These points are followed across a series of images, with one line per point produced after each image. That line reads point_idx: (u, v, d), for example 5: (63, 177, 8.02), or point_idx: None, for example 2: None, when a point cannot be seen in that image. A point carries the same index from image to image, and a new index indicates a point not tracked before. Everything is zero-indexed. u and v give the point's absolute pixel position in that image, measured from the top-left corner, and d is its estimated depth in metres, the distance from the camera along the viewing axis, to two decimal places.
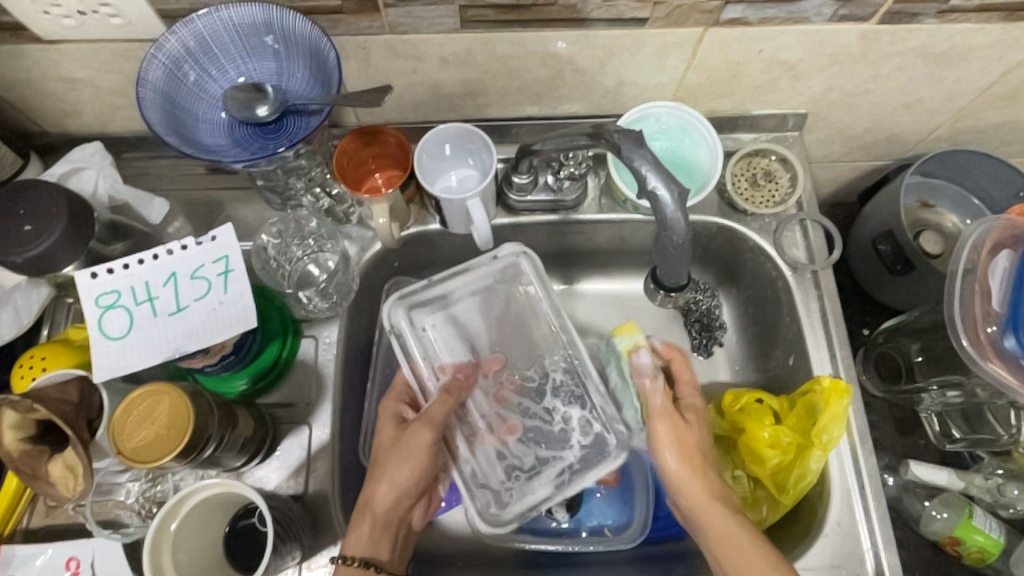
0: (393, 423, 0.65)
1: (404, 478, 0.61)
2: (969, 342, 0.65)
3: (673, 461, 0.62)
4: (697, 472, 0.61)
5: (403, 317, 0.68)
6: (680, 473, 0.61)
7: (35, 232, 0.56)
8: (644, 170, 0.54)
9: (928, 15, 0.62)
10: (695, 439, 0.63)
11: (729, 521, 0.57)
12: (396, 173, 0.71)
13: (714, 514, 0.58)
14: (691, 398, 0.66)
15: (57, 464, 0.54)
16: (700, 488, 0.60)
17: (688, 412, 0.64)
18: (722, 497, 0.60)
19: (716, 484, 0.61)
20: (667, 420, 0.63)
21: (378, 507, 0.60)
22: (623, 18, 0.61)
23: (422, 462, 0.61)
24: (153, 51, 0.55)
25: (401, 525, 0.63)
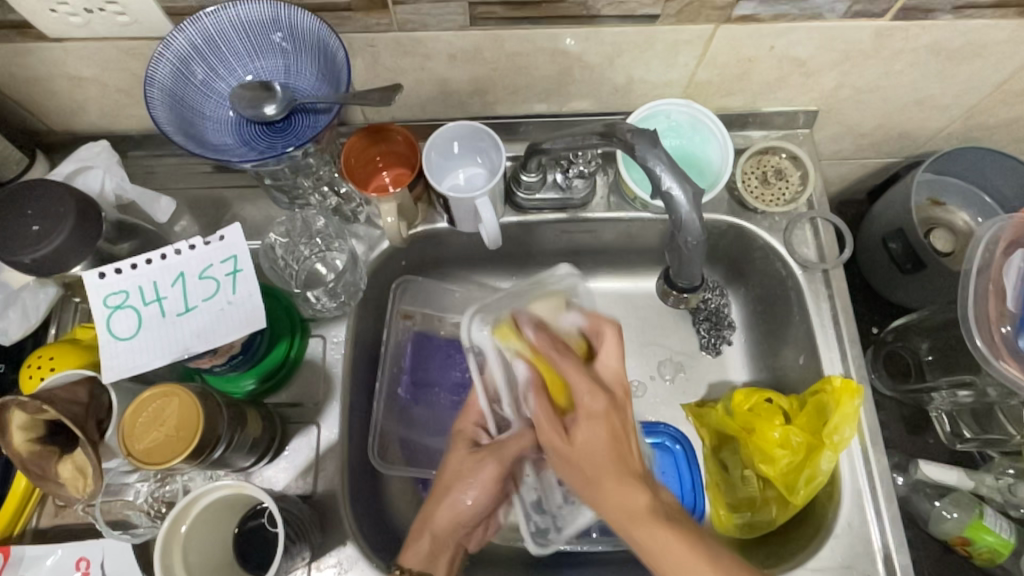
0: (466, 445, 0.64)
1: (465, 508, 0.61)
2: (983, 342, 0.64)
3: (582, 483, 0.55)
4: (601, 485, 0.54)
5: (483, 337, 0.62)
6: (588, 482, 0.55)
7: (43, 232, 0.55)
8: (658, 171, 0.53)
9: (943, 12, 0.61)
10: (601, 449, 0.54)
11: (625, 485, 0.53)
12: (404, 172, 0.69)
13: (633, 535, 0.53)
14: (586, 397, 0.54)
15: (66, 465, 0.55)
16: (615, 503, 0.54)
17: (580, 416, 0.54)
18: (632, 504, 0.53)
19: (622, 488, 0.53)
20: (554, 434, 0.55)
21: (438, 528, 0.61)
22: (634, 15, 0.60)
23: (487, 494, 0.62)
24: (161, 49, 0.54)
25: (458, 545, 0.63)
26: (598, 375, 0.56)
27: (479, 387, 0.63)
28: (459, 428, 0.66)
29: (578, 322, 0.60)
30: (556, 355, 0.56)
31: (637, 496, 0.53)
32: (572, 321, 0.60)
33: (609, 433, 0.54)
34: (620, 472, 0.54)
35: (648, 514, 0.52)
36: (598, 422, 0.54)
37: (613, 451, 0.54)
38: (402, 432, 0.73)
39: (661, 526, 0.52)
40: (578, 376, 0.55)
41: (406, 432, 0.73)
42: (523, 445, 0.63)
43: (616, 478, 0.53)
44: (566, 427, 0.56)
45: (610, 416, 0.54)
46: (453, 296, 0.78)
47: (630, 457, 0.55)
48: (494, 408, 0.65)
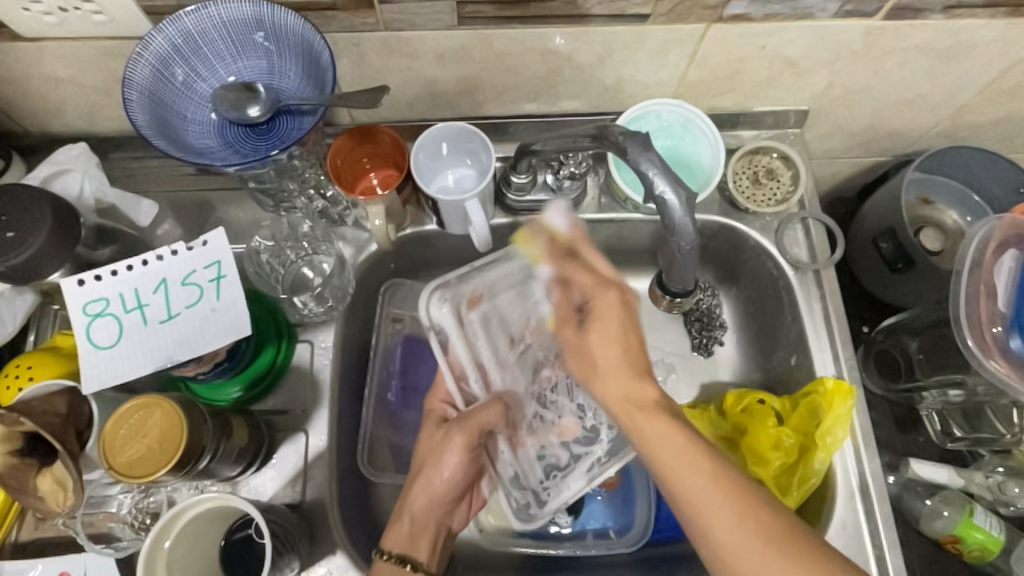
0: (436, 422, 0.63)
1: (440, 485, 0.60)
2: (973, 341, 0.64)
3: (587, 372, 0.52)
4: (610, 379, 0.49)
5: (444, 313, 0.63)
6: (597, 373, 0.50)
7: (18, 238, 0.54)
8: (651, 174, 0.52)
9: (934, 11, 0.61)
10: (610, 354, 0.50)
11: (637, 397, 0.48)
12: (392, 172, 0.68)
13: (639, 426, 0.47)
14: (597, 296, 0.52)
15: (45, 478, 0.54)
16: (621, 395, 0.49)
17: (593, 313, 0.51)
18: (641, 397, 0.48)
19: (633, 382, 0.49)
20: (569, 329, 0.53)
21: (417, 509, 0.60)
22: (624, 14, 0.59)
23: (461, 468, 0.60)
24: (139, 49, 0.52)
25: (441, 525, 0.62)
26: (601, 273, 0.53)
27: (445, 367, 0.63)
28: (428, 407, 0.65)
29: (563, 224, 0.57)
30: (563, 264, 0.55)
31: (647, 390, 0.49)
32: (558, 220, 0.57)
33: (621, 343, 0.50)
34: (632, 365, 0.49)
35: (649, 412, 0.47)
36: (610, 316, 0.50)
37: (626, 351, 0.50)
38: (392, 437, 0.72)
39: (666, 423, 0.46)
40: (593, 254, 0.55)
41: (396, 438, 0.72)
42: (494, 414, 0.61)
43: (624, 368, 0.49)
44: (579, 321, 0.53)
45: (617, 312, 0.50)
46: None
47: (643, 358, 0.50)
48: (461, 385, 0.63)
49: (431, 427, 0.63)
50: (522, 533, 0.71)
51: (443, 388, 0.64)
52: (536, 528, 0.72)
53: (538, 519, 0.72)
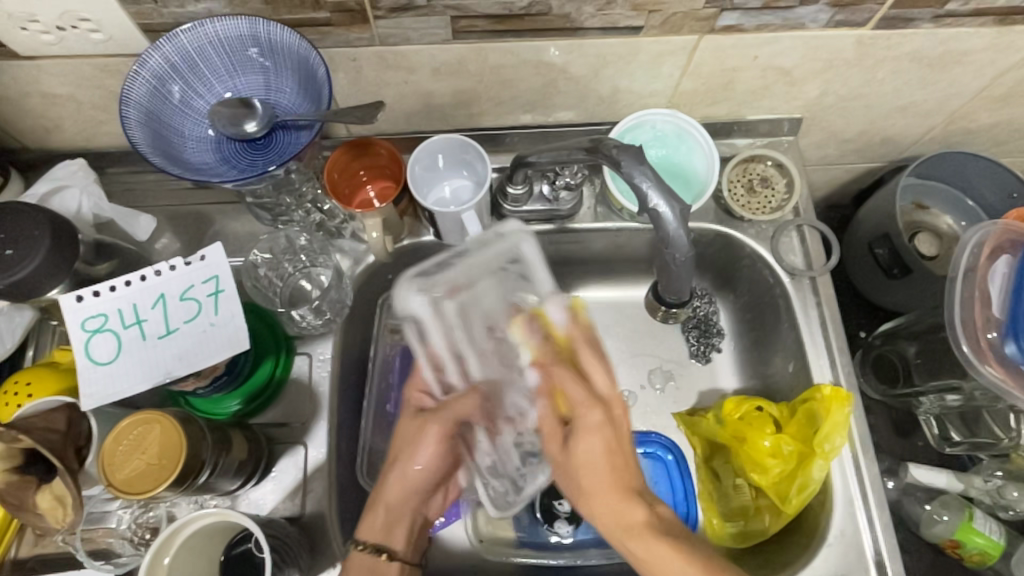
0: (411, 413, 0.61)
1: (415, 475, 0.60)
2: (969, 348, 0.65)
3: (576, 489, 0.54)
4: (596, 499, 0.52)
5: (422, 304, 0.55)
6: (585, 494, 0.53)
7: (16, 255, 0.54)
8: (644, 187, 0.53)
9: (924, 20, 0.61)
10: (594, 454, 0.52)
11: (627, 526, 0.50)
12: (389, 185, 0.69)
13: (628, 547, 0.50)
14: (583, 413, 0.53)
15: (44, 495, 0.54)
16: (609, 518, 0.52)
17: (578, 430, 0.53)
18: (630, 519, 0.51)
19: (620, 505, 0.51)
20: (555, 446, 0.55)
21: (391, 501, 0.60)
22: (617, 26, 0.60)
23: (434, 459, 0.60)
24: (136, 67, 0.53)
25: (417, 511, 0.62)
26: (592, 389, 0.54)
27: (424, 358, 0.58)
28: (406, 395, 0.62)
29: (560, 321, 0.56)
30: (556, 372, 0.54)
31: (636, 512, 0.51)
32: (556, 318, 0.56)
33: (604, 449, 0.52)
34: (619, 484, 0.52)
35: (645, 530, 0.50)
36: (598, 434, 0.52)
37: (612, 471, 0.52)
38: (391, 448, 0.72)
39: (661, 542, 0.49)
40: (588, 359, 0.54)
41: None
42: (469, 407, 0.59)
43: (610, 493, 0.52)
44: (565, 440, 0.55)
45: (606, 428, 0.52)
46: None
47: (630, 474, 0.52)
48: (439, 372, 0.59)
49: (408, 417, 0.61)
50: (523, 543, 0.72)
51: (420, 376, 0.60)
52: (537, 537, 0.73)
53: (539, 528, 0.73)
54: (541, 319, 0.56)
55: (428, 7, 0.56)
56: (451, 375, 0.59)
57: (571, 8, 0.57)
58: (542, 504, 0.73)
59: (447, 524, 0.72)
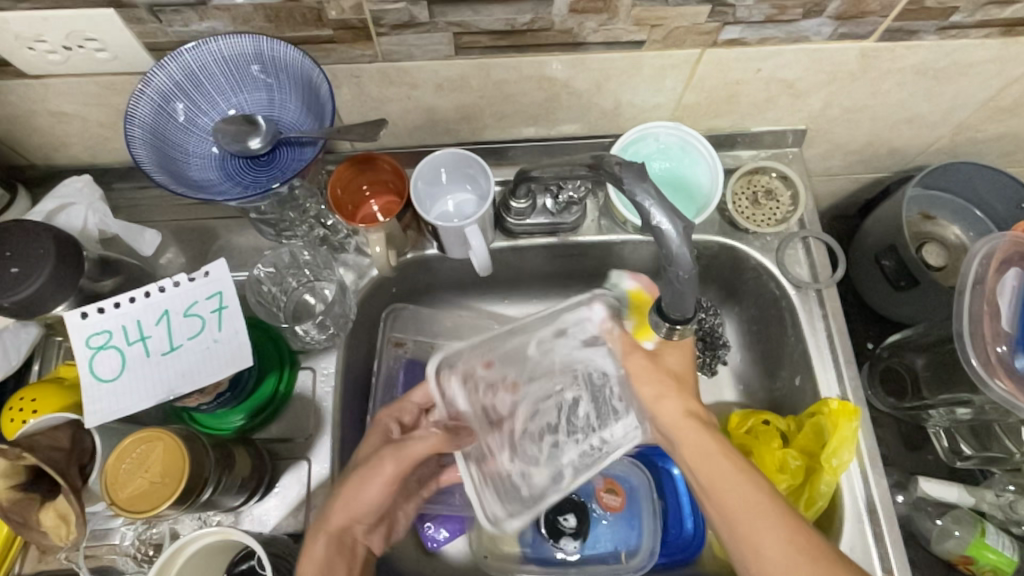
0: (381, 439, 0.62)
1: (359, 504, 0.57)
2: (978, 361, 0.64)
3: (653, 397, 0.58)
4: (675, 397, 0.57)
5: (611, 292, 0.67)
6: (657, 399, 0.58)
7: (21, 274, 0.54)
8: (647, 206, 0.52)
9: (928, 33, 0.61)
10: (681, 365, 0.59)
11: (698, 423, 0.56)
12: (394, 200, 0.69)
13: (688, 438, 0.55)
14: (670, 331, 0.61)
15: (48, 513, 0.54)
16: (688, 411, 0.56)
17: (669, 339, 0.60)
18: (701, 419, 0.56)
19: (698, 408, 0.57)
20: (638, 355, 0.59)
21: (332, 526, 0.56)
22: (619, 41, 0.60)
23: (383, 495, 0.57)
24: (141, 86, 0.53)
25: (359, 547, 0.58)
26: None
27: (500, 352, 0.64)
28: (376, 421, 0.64)
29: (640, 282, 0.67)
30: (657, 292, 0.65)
31: (709, 417, 0.57)
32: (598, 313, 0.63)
33: (688, 370, 0.59)
34: (692, 389, 0.58)
35: (693, 423, 0.55)
36: (674, 352, 0.59)
37: (689, 376, 0.59)
38: None
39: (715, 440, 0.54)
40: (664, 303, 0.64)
41: None
42: (434, 439, 0.59)
43: (691, 395, 0.58)
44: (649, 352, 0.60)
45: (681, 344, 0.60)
46: (443, 324, 0.77)
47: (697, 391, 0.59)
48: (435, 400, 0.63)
49: (376, 440, 0.62)
50: (528, 559, 0.71)
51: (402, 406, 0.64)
52: (542, 553, 0.71)
53: (545, 544, 0.71)
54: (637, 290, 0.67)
55: (431, 24, 0.56)
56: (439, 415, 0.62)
57: (573, 23, 0.57)
58: (547, 519, 0.71)
59: (450, 540, 0.72)
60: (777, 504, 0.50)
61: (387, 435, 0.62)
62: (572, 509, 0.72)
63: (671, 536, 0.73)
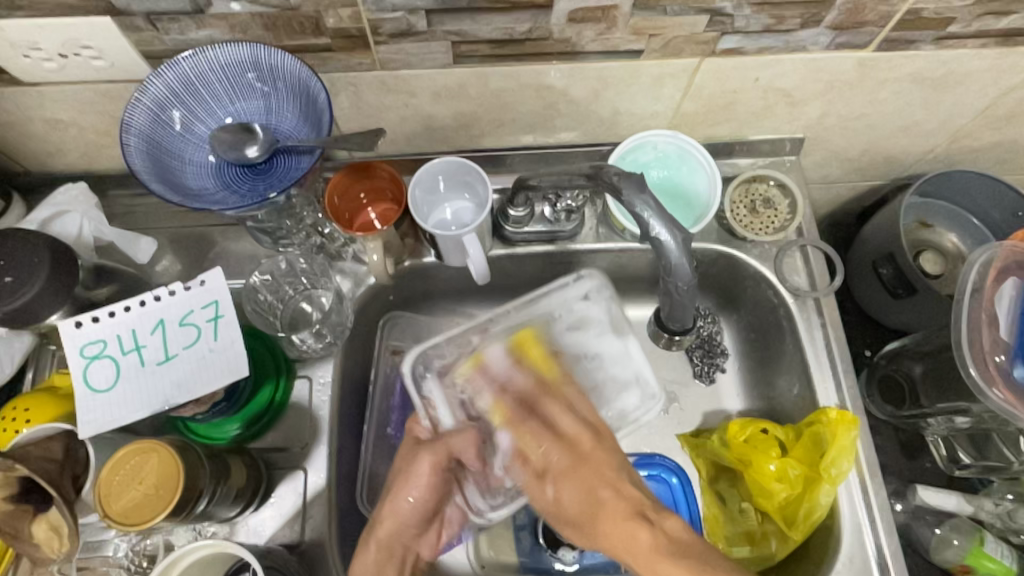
0: (410, 444, 0.62)
1: (405, 507, 0.58)
2: (976, 371, 0.64)
3: (573, 529, 0.55)
4: (598, 523, 0.52)
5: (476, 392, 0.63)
6: (586, 533, 0.53)
7: (16, 282, 0.54)
8: (645, 216, 0.53)
9: (925, 42, 0.61)
10: (574, 495, 0.55)
11: (614, 523, 0.50)
12: (391, 207, 0.68)
13: (610, 542, 0.50)
14: (546, 450, 0.58)
15: (40, 525, 0.53)
16: (613, 533, 0.50)
17: (556, 476, 0.57)
18: (619, 515, 0.50)
19: (622, 522, 0.49)
20: (536, 488, 0.59)
21: (381, 535, 0.57)
22: (618, 50, 0.60)
23: (430, 490, 0.58)
24: (138, 95, 0.53)
25: (407, 553, 0.59)
26: (575, 416, 0.59)
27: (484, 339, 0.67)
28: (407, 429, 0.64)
29: (504, 371, 0.64)
30: (518, 419, 0.60)
31: (632, 524, 0.49)
32: (498, 363, 0.64)
33: (585, 485, 0.54)
34: (611, 511, 0.51)
35: (625, 525, 0.49)
36: (574, 480, 0.55)
37: (585, 492, 0.54)
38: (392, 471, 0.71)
39: (648, 537, 0.48)
40: (547, 406, 0.60)
41: None
42: (466, 442, 0.60)
43: (615, 513, 0.51)
44: (551, 490, 0.57)
45: (580, 464, 0.56)
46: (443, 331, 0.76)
47: (615, 488, 0.53)
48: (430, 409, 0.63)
49: (407, 447, 0.62)
50: (526, 569, 0.70)
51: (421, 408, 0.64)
52: (540, 563, 0.71)
53: (543, 555, 0.71)
54: (483, 368, 0.64)
55: (428, 32, 0.56)
56: (446, 417, 0.63)
57: (571, 33, 0.57)
58: (545, 528, 0.71)
59: (448, 549, 0.69)
60: None
61: (415, 437, 0.62)
62: None
63: None
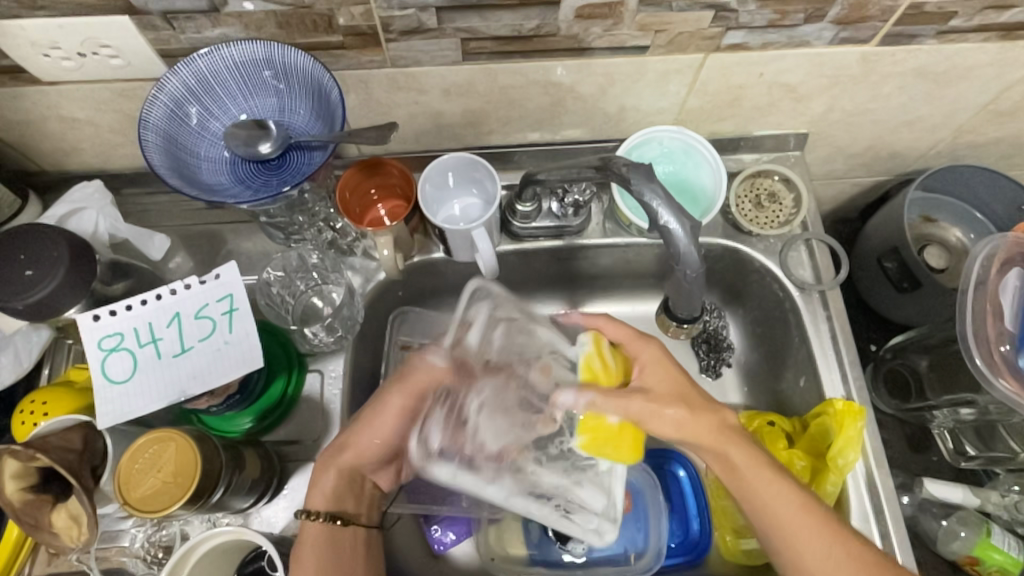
0: (390, 378, 0.60)
1: (365, 436, 0.57)
2: (982, 360, 0.64)
3: (660, 421, 0.55)
4: (687, 415, 0.56)
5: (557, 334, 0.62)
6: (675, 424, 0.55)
7: (36, 277, 0.55)
8: (654, 205, 0.54)
9: (927, 36, 0.62)
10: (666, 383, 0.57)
11: (703, 420, 0.56)
12: (400, 204, 0.69)
13: (729, 454, 0.55)
14: (637, 348, 0.59)
15: (60, 514, 0.55)
16: (702, 427, 0.56)
17: (644, 365, 0.58)
18: (722, 429, 0.56)
19: (711, 418, 0.56)
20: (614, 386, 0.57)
21: (343, 462, 0.58)
22: (624, 46, 0.61)
23: (390, 428, 0.57)
24: (155, 91, 0.54)
25: (367, 482, 0.60)
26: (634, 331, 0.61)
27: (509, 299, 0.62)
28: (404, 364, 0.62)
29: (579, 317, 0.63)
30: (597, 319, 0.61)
31: (722, 419, 0.56)
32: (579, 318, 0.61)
33: (682, 380, 0.57)
34: (703, 404, 0.57)
35: (730, 436, 0.56)
36: (662, 365, 0.58)
37: (685, 394, 0.57)
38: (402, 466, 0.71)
39: (750, 449, 0.55)
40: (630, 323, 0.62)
41: None
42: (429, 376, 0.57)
43: (699, 407, 0.56)
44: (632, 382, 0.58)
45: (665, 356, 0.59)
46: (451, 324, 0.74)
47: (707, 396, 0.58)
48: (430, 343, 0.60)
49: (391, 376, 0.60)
50: (535, 561, 0.71)
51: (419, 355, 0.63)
52: (549, 556, 0.71)
53: (551, 547, 0.71)
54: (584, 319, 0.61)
55: (439, 30, 0.57)
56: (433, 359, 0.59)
57: (579, 29, 0.58)
58: (554, 522, 0.71)
59: (456, 543, 0.72)
60: (820, 504, 0.54)
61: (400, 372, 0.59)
62: None
63: (678, 538, 0.73)
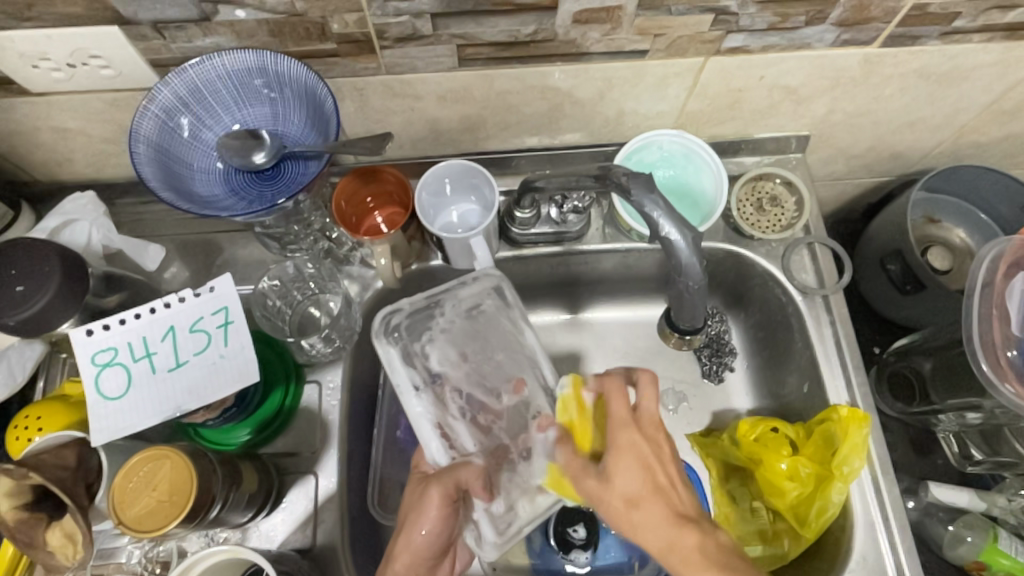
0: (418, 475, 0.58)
1: (417, 539, 0.55)
2: (988, 366, 0.63)
3: (617, 518, 0.52)
4: (640, 518, 0.51)
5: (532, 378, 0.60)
6: (625, 524, 0.52)
7: (27, 292, 0.54)
8: (655, 216, 0.53)
9: (931, 38, 0.61)
10: (634, 481, 0.52)
11: (663, 524, 0.50)
12: (397, 211, 0.68)
13: (684, 575, 0.48)
14: (617, 436, 0.53)
15: (55, 533, 0.54)
16: (654, 534, 0.50)
17: (614, 460, 0.52)
18: (680, 544, 0.49)
19: (669, 527, 0.50)
20: (586, 474, 0.53)
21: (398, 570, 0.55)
22: (623, 51, 0.60)
23: (439, 524, 0.54)
24: (145, 102, 0.53)
25: None
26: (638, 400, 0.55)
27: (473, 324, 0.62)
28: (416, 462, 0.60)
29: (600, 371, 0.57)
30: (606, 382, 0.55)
31: (686, 535, 0.49)
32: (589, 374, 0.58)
33: (647, 477, 0.52)
34: (664, 510, 0.51)
35: (692, 555, 0.48)
36: (634, 460, 0.52)
37: (650, 491, 0.51)
38: (403, 476, 0.70)
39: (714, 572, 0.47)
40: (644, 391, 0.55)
41: (407, 476, 0.71)
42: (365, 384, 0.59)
43: (659, 512, 0.51)
44: (597, 471, 0.53)
45: (644, 450, 0.52)
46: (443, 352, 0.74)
47: (673, 496, 0.52)
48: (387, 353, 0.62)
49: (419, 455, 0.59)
50: (538, 570, 0.71)
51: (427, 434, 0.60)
52: (552, 565, 0.70)
53: (554, 556, 0.71)
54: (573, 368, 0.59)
55: (434, 36, 0.56)
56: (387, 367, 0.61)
57: (576, 34, 0.57)
58: (557, 532, 0.70)
59: None
60: None
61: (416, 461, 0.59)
62: (581, 520, 0.71)
63: None
